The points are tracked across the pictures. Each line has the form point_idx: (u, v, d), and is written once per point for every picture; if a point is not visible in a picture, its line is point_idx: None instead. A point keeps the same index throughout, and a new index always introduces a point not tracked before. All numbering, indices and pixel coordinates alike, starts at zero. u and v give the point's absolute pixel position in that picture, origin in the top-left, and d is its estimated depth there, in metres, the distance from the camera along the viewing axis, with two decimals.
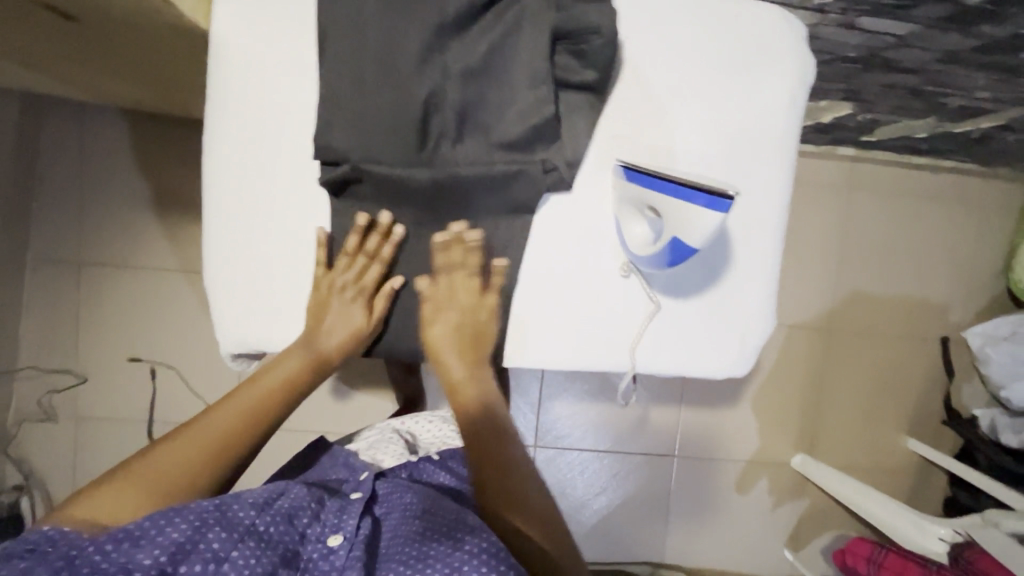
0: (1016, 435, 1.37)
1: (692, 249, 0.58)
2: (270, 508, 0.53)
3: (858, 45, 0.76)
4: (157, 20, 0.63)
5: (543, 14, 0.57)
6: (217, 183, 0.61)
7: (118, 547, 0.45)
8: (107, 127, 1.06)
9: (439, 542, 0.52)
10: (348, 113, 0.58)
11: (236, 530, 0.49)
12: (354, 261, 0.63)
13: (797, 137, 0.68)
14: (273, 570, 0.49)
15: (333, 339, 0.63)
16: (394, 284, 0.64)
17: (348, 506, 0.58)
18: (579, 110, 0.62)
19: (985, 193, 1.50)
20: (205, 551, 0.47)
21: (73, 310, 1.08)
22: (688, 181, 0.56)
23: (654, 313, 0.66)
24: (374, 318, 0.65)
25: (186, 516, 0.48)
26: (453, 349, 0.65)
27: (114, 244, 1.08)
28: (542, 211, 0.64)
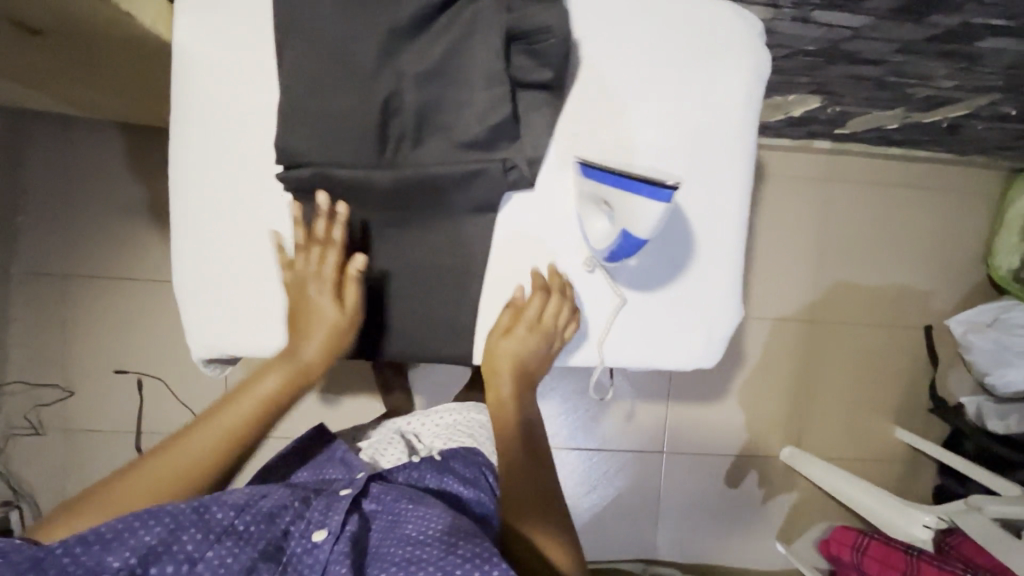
0: (1001, 421, 1.41)
1: (641, 240, 0.60)
2: (250, 508, 0.56)
3: (817, 38, 0.77)
4: (123, 31, 0.63)
5: (495, 16, 0.57)
6: (184, 190, 0.63)
7: (89, 549, 0.48)
8: (84, 139, 1.07)
9: (435, 544, 0.52)
10: (307, 117, 0.58)
11: (211, 532, 0.52)
12: (311, 253, 0.61)
13: (755, 130, 0.69)
14: (249, 566, 0.51)
15: (310, 347, 0.62)
16: (355, 264, 0.62)
17: (335, 505, 0.59)
18: (537, 108, 0.63)
19: (963, 182, 1.51)
20: (178, 553, 0.50)
21: (57, 323, 1.08)
22: (630, 173, 0.58)
23: (619, 308, 0.67)
24: (348, 309, 0.62)
25: (161, 518, 0.51)
26: (508, 367, 0.66)
27: (99, 256, 1.08)
28: (504, 210, 0.65)
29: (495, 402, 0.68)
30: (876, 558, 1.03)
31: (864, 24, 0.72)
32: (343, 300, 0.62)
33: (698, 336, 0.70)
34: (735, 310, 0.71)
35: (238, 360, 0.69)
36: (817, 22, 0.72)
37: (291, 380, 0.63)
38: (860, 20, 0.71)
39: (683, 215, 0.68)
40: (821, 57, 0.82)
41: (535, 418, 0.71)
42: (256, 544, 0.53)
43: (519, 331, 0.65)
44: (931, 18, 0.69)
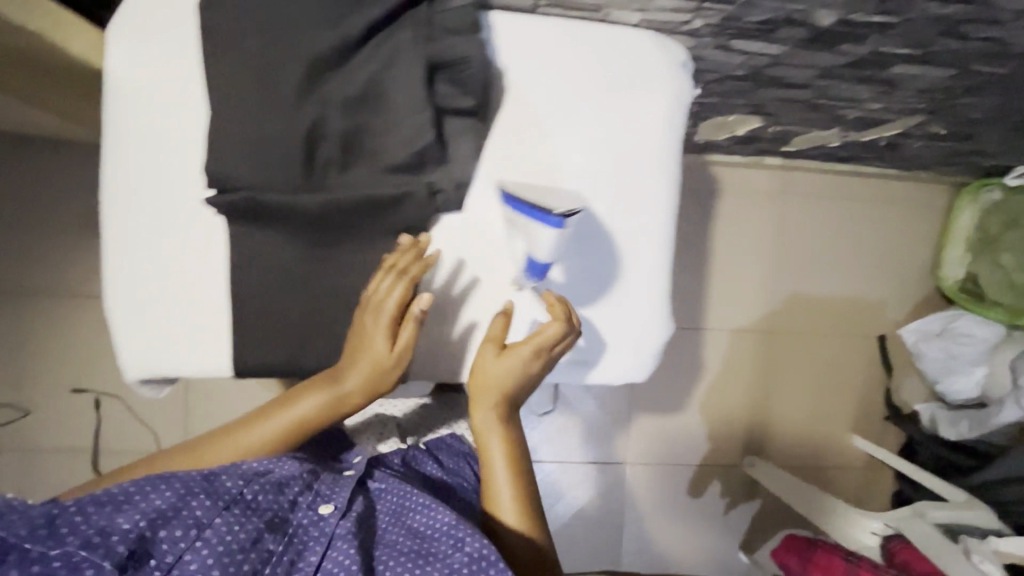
0: (953, 427, 1.43)
1: (544, 263, 0.65)
2: (259, 478, 0.59)
3: (742, 64, 0.80)
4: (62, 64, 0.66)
5: (415, 46, 0.59)
6: (115, 213, 0.64)
7: (100, 510, 0.49)
8: (41, 163, 1.10)
9: (443, 539, 0.57)
10: (233, 142, 0.60)
11: (221, 498, 0.54)
12: (383, 280, 0.63)
13: (679, 152, 0.72)
14: (259, 533, 0.54)
15: (352, 378, 0.63)
16: (420, 305, 0.62)
17: (340, 483, 0.64)
18: (463, 134, 0.65)
19: (912, 195, 1.56)
20: (188, 517, 0.52)
21: (16, 344, 1.11)
22: (538, 205, 0.62)
23: None
24: (393, 348, 0.63)
25: (172, 486, 0.53)
26: (496, 385, 0.65)
27: (52, 275, 1.11)
28: (435, 232, 0.67)
29: (477, 426, 0.65)
30: (820, 566, 1.05)
31: (782, 51, 0.75)
32: (395, 338, 0.63)
33: (621, 353, 0.73)
34: (662, 327, 0.74)
35: (174, 380, 0.69)
36: (737, 49, 0.75)
37: (330, 407, 0.64)
38: (777, 48, 0.75)
39: (608, 238, 0.71)
40: (750, 80, 0.86)
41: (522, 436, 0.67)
42: (263, 514, 0.55)
43: (518, 347, 0.65)
44: (842, 47, 0.73)
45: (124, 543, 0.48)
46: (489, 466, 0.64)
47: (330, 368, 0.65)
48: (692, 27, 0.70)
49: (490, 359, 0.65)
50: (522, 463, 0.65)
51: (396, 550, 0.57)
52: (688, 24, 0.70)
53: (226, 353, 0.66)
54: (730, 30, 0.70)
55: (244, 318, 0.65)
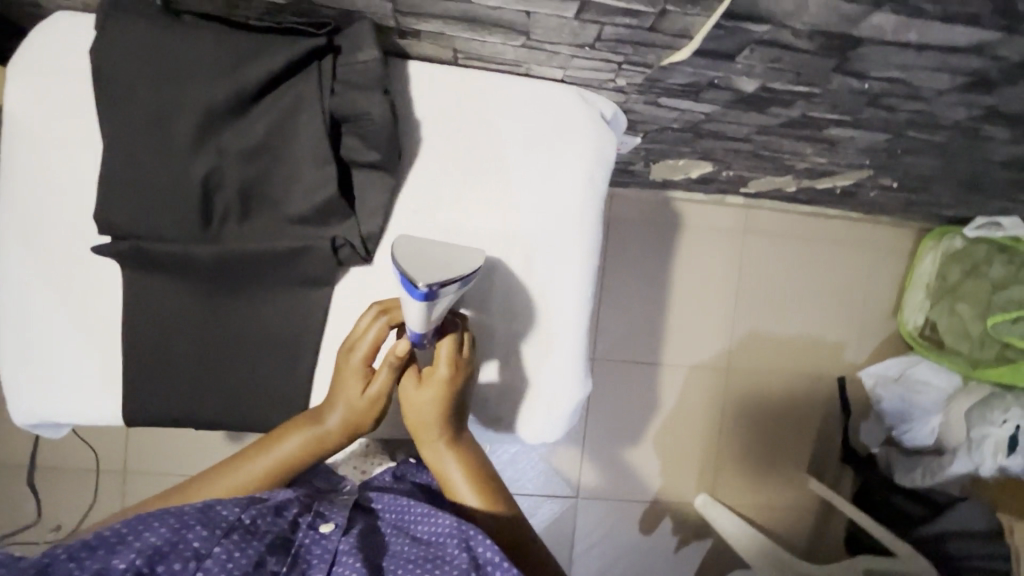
0: (908, 473, 1.43)
1: (418, 330, 0.58)
2: (253, 505, 0.58)
3: (676, 118, 0.79)
4: None
5: (317, 100, 0.58)
6: (5, 253, 0.62)
7: (93, 554, 0.49)
8: None
9: (449, 542, 0.56)
10: (124, 191, 0.58)
11: (218, 527, 0.53)
12: (368, 328, 0.62)
13: (600, 208, 0.70)
14: (258, 557, 0.53)
15: (333, 418, 0.63)
16: (396, 350, 0.60)
17: (336, 505, 0.63)
18: (372, 187, 0.63)
19: (873, 239, 1.56)
20: (185, 550, 0.51)
21: None
22: (400, 263, 0.54)
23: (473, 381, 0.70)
24: (373, 390, 0.62)
25: (166, 522, 0.52)
26: (428, 415, 0.63)
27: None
28: (343, 285, 0.66)
29: (428, 454, 0.65)
30: None
31: (713, 110, 0.74)
32: (368, 383, 0.63)
33: (535, 410, 0.72)
34: (578, 387, 0.72)
35: (70, 425, 0.67)
36: (666, 106, 0.74)
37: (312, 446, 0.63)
38: (708, 108, 0.73)
39: (520, 298, 0.70)
40: (690, 133, 0.85)
41: (478, 454, 0.66)
42: (263, 539, 0.55)
43: (434, 372, 0.62)
44: (773, 109, 0.71)
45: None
46: (449, 485, 0.64)
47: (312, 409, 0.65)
48: (616, 85, 0.68)
49: (413, 395, 0.63)
50: (482, 474, 0.65)
51: (404, 558, 0.55)
52: (611, 82, 0.68)
53: (118, 402, 0.64)
54: (655, 89, 0.69)
55: (136, 369, 0.63)
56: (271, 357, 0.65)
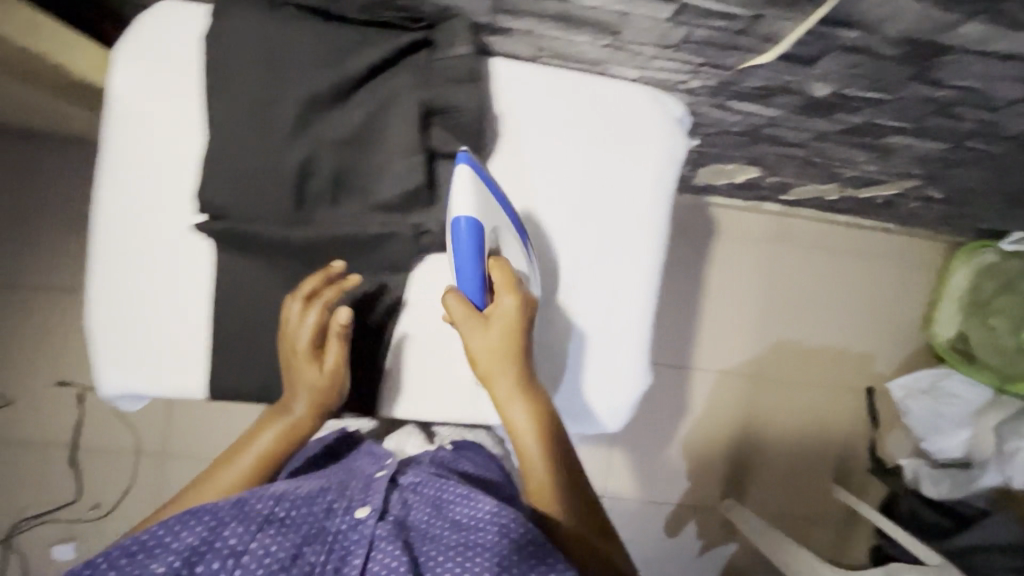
0: (934, 486, 1.40)
1: (469, 219, 0.61)
2: (286, 495, 0.57)
3: (739, 122, 0.81)
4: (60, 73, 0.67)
5: (413, 91, 0.60)
6: (102, 232, 0.65)
7: (133, 559, 0.51)
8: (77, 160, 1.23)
9: (488, 529, 0.54)
10: (223, 174, 0.60)
11: (253, 522, 0.54)
12: (306, 309, 0.62)
13: (668, 208, 0.73)
14: (292, 552, 0.53)
15: (298, 404, 0.63)
16: (339, 319, 0.61)
17: (373, 485, 0.61)
18: (454, 177, 0.65)
19: (906, 250, 1.57)
20: (222, 548, 0.52)
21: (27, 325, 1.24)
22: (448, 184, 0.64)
23: (542, 369, 0.72)
24: (329, 367, 0.62)
25: (200, 518, 0.53)
26: (497, 360, 0.62)
27: (46, 269, 1.26)
28: (420, 268, 0.68)
29: (499, 396, 0.63)
30: None
31: (778, 115, 0.76)
32: (322, 359, 0.63)
33: (601, 400, 0.74)
34: (641, 380, 0.75)
35: (150, 399, 0.70)
36: (733, 109, 0.76)
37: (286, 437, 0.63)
38: (774, 112, 0.75)
39: (590, 292, 0.72)
40: (748, 137, 0.87)
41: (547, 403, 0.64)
42: (298, 529, 0.55)
43: (500, 305, 0.63)
44: (838, 115, 0.73)
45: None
46: (520, 436, 0.62)
47: (274, 404, 0.65)
48: (689, 86, 0.71)
49: (480, 338, 0.62)
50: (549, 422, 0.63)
51: (442, 543, 0.54)
52: (686, 83, 0.70)
53: (203, 376, 0.66)
54: (727, 92, 0.71)
55: (221, 346, 0.65)
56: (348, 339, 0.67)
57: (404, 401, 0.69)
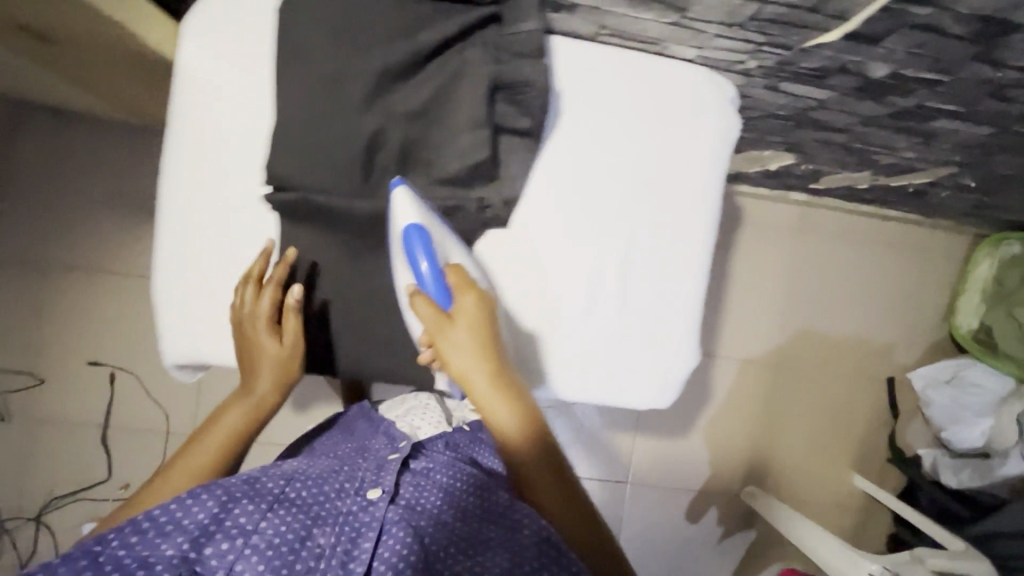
0: (954, 474, 1.42)
1: (421, 228, 0.62)
2: (300, 480, 0.63)
3: (787, 104, 0.82)
4: (128, 46, 0.68)
5: (483, 66, 0.61)
6: (171, 202, 0.66)
7: (143, 538, 0.54)
8: (120, 141, 1.27)
9: (478, 523, 0.64)
10: (294, 144, 0.61)
11: (265, 502, 0.59)
12: (259, 292, 0.64)
13: (721, 186, 0.74)
14: (303, 530, 0.58)
15: (261, 383, 0.69)
16: (294, 296, 0.65)
17: (386, 465, 0.68)
18: (516, 152, 0.66)
19: (930, 242, 1.58)
20: (232, 526, 0.56)
21: (65, 299, 1.28)
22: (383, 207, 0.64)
23: (596, 345, 0.72)
24: (289, 338, 0.67)
25: (212, 496, 0.58)
26: (471, 356, 0.62)
27: (81, 247, 1.27)
28: (481, 242, 0.70)
29: (476, 390, 0.63)
30: None
31: (829, 96, 0.77)
32: (281, 337, 0.67)
33: (651, 378, 0.74)
34: (690, 358, 0.75)
35: (212, 368, 0.71)
36: (784, 91, 0.77)
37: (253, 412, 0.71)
38: (825, 94, 0.76)
39: (644, 266, 0.72)
40: (792, 120, 0.88)
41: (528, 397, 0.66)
42: (306, 512, 0.60)
43: (463, 304, 0.63)
44: (889, 98, 0.75)
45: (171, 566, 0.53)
46: (502, 426, 0.64)
47: (238, 384, 0.71)
48: (746, 67, 0.71)
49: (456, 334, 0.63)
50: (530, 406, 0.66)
51: (436, 530, 0.62)
52: (742, 64, 0.71)
53: None
54: (783, 73, 0.72)
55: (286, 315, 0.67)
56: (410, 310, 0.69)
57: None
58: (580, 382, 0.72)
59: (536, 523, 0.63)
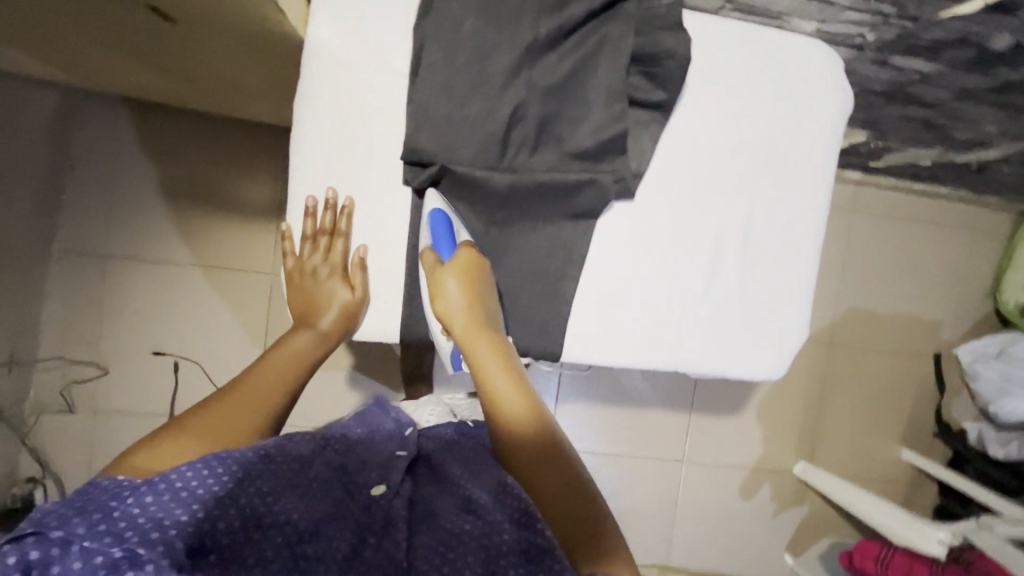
0: (1002, 447, 1.42)
1: (438, 211, 0.68)
2: (309, 464, 0.58)
3: (886, 80, 0.85)
4: (258, 37, 0.70)
5: (624, 38, 0.66)
6: (308, 180, 0.68)
7: (158, 500, 0.48)
8: (167, 125, 1.22)
9: (480, 519, 0.56)
10: (437, 119, 0.65)
11: (276, 484, 0.54)
12: (319, 242, 0.69)
13: (836, 156, 0.75)
14: (313, 522, 0.52)
15: (326, 319, 0.69)
16: (359, 253, 0.69)
17: (394, 463, 0.63)
18: (646, 125, 0.69)
19: (976, 219, 1.60)
20: (244, 505, 0.51)
21: (113, 291, 1.22)
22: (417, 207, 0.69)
23: (716, 316, 0.74)
24: (359, 290, 0.70)
25: (227, 465, 0.53)
26: (464, 309, 0.67)
27: (124, 236, 1.22)
28: (607, 217, 0.71)
29: (461, 336, 0.67)
30: None
31: (935, 70, 0.80)
32: (350, 281, 0.70)
33: (767, 348, 0.76)
34: (801, 328, 0.77)
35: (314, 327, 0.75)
36: (894, 66, 0.80)
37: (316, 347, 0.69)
38: (932, 67, 0.79)
39: (763, 239, 0.74)
40: (884, 97, 0.90)
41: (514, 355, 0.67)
42: (316, 501, 0.55)
43: (456, 259, 0.68)
44: (997, 69, 0.78)
45: (182, 537, 0.47)
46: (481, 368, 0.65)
47: (300, 317, 0.71)
48: (863, 41, 0.75)
49: (452, 287, 0.67)
50: (516, 364, 0.66)
51: (441, 528, 0.55)
52: (859, 37, 0.75)
53: (396, 320, 0.71)
54: (900, 46, 0.75)
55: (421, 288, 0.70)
56: (538, 283, 0.71)
57: (594, 342, 0.72)
58: (701, 353, 0.74)
59: (519, 526, 0.54)
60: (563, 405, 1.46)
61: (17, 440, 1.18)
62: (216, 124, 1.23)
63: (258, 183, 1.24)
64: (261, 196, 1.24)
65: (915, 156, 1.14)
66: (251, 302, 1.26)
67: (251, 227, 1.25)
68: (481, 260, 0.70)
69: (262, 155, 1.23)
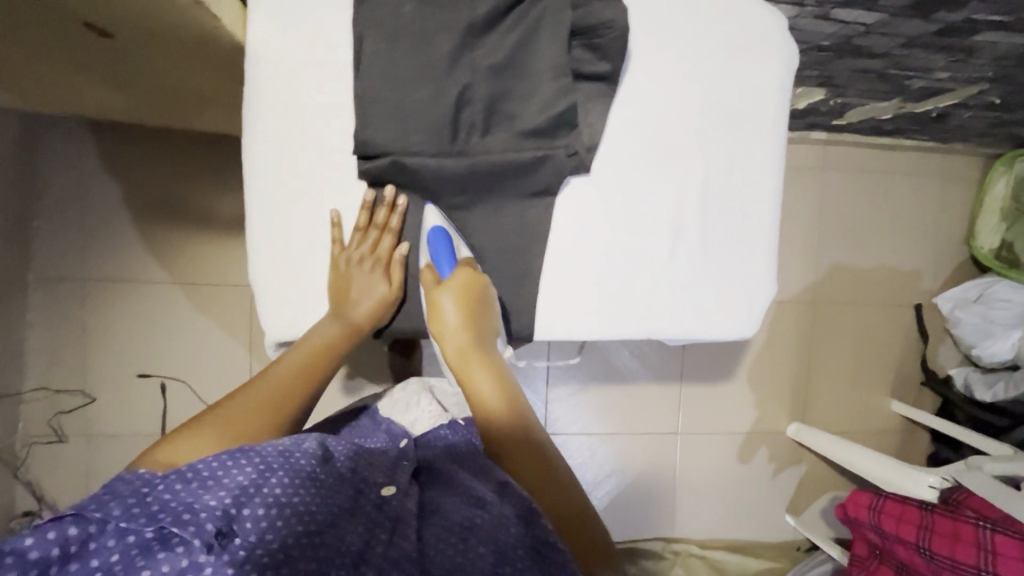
0: (988, 390, 1.47)
1: (437, 227, 0.70)
2: (329, 463, 0.59)
3: (832, 34, 0.86)
4: (201, 44, 0.70)
5: (562, 13, 0.67)
6: (263, 180, 0.67)
7: (186, 487, 0.49)
8: (127, 143, 1.21)
9: (485, 508, 0.57)
10: (385, 110, 0.65)
11: (296, 476, 0.54)
12: (367, 235, 0.69)
13: (786, 112, 0.76)
14: (331, 518, 0.54)
15: (361, 310, 0.69)
16: (403, 250, 0.70)
17: (398, 467, 0.65)
18: (594, 98, 0.70)
19: (945, 167, 1.62)
20: (268, 495, 0.51)
21: (91, 317, 1.21)
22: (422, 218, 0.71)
23: (682, 280, 0.75)
24: (396, 285, 0.71)
25: (251, 458, 0.53)
26: (459, 331, 0.66)
27: (98, 261, 1.21)
28: (565, 192, 0.72)
29: (454, 355, 0.66)
30: (892, 515, 1.08)
31: (878, 20, 0.82)
32: (390, 274, 0.71)
33: (738, 307, 0.77)
34: (768, 285, 0.78)
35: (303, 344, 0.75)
36: (837, 19, 0.81)
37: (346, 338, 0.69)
38: (874, 17, 0.81)
39: (722, 198, 0.75)
40: (833, 51, 0.91)
41: (506, 374, 0.66)
42: (335, 496, 0.56)
43: (456, 276, 0.66)
44: (939, 14, 0.80)
45: (212, 520, 0.47)
46: (476, 389, 0.64)
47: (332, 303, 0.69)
48: None
49: (448, 305, 0.66)
50: (511, 385, 0.65)
51: (447, 522, 0.56)
52: None
53: None
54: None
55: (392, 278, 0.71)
56: (504, 266, 0.72)
57: (565, 318, 0.73)
58: (670, 319, 0.75)
59: (525, 520, 0.55)
60: (555, 387, 1.47)
61: (9, 474, 1.18)
62: (177, 138, 1.21)
63: (227, 194, 1.23)
64: (229, 205, 1.23)
65: (876, 109, 1.15)
66: (233, 313, 1.26)
67: (224, 240, 1.24)
68: (481, 277, 0.68)
69: (228, 166, 1.23)
